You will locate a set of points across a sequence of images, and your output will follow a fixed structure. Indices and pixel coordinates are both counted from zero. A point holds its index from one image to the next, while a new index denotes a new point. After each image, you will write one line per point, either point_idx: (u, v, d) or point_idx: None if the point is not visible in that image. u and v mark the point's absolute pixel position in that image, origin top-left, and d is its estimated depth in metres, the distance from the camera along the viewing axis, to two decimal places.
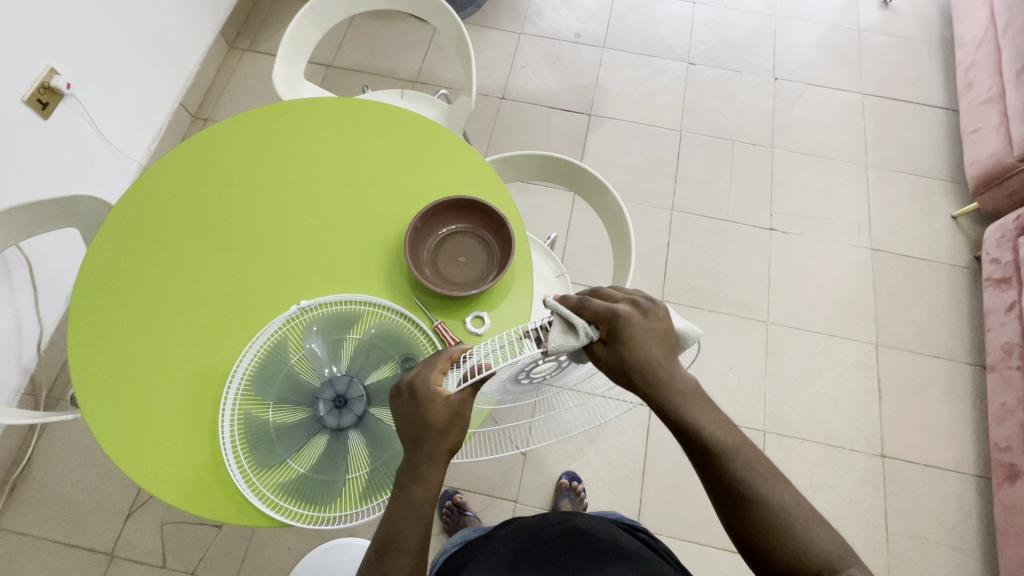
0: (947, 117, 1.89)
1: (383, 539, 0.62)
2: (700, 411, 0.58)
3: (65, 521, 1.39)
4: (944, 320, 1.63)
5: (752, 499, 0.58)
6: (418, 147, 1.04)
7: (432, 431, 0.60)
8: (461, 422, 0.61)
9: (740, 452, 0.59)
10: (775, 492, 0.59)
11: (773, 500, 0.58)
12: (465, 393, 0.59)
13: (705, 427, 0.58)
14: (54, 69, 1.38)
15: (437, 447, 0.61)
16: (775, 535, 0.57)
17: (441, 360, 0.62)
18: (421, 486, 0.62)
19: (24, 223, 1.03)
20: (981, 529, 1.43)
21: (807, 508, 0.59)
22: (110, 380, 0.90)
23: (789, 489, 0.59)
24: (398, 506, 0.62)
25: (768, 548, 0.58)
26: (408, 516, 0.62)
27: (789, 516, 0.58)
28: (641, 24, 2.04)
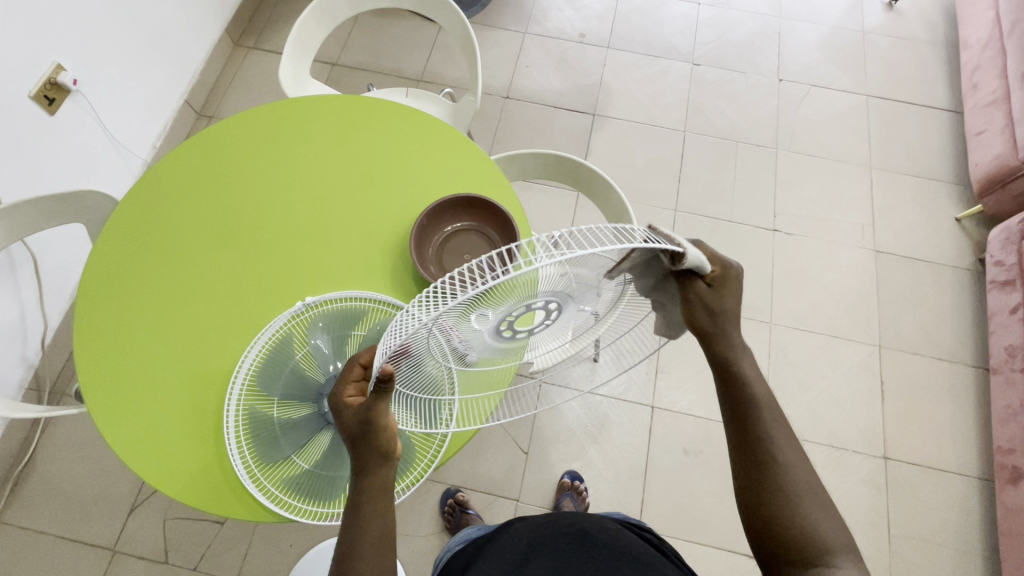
0: (952, 120, 1.89)
1: (345, 545, 0.62)
2: (749, 369, 0.66)
3: (68, 516, 1.39)
4: (947, 322, 1.62)
5: (772, 460, 0.62)
6: (424, 144, 1.04)
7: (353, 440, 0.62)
8: (376, 426, 0.61)
9: (772, 419, 0.64)
10: (801, 468, 0.62)
11: (796, 472, 0.62)
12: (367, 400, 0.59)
13: (750, 381, 0.65)
14: (60, 66, 1.39)
15: (373, 451, 0.62)
16: (783, 500, 0.61)
17: (350, 369, 0.64)
18: (367, 489, 0.63)
19: (30, 218, 1.03)
20: (984, 532, 1.43)
21: (825, 493, 0.62)
22: (114, 375, 0.90)
23: (811, 467, 0.63)
24: (351, 511, 0.63)
25: (774, 510, 0.61)
26: (363, 518, 0.62)
27: (802, 488, 0.61)
28: (645, 24, 2.04)
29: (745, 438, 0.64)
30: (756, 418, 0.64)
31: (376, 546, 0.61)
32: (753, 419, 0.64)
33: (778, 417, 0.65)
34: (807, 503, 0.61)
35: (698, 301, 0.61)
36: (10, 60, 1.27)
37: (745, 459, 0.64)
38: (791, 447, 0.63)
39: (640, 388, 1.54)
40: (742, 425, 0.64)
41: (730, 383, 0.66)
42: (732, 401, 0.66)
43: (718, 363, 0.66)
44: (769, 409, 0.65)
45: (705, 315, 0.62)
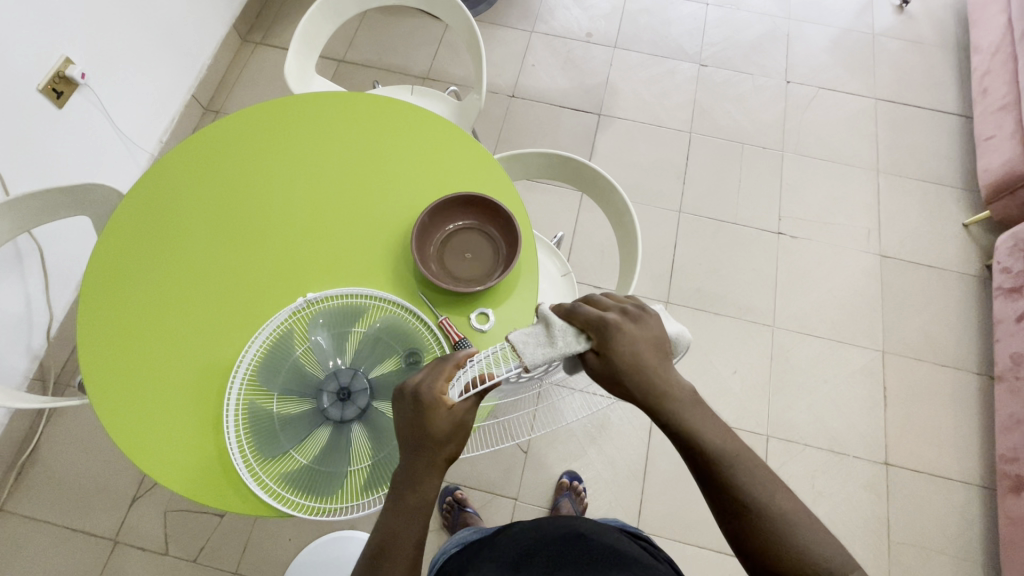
0: (961, 125, 1.87)
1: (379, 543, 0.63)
2: (694, 413, 0.60)
3: (70, 506, 1.41)
4: (952, 329, 1.61)
5: (751, 506, 0.59)
6: (427, 143, 1.04)
7: (436, 439, 0.61)
8: (461, 431, 0.63)
9: (738, 459, 0.60)
10: (778, 499, 0.59)
11: (776, 508, 0.59)
12: (468, 403, 0.61)
13: (700, 426, 0.59)
14: (69, 60, 1.40)
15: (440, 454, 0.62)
16: (782, 541, 0.58)
17: (449, 367, 0.63)
18: (419, 495, 0.62)
19: (34, 210, 1.04)
20: (984, 541, 1.41)
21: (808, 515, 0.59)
22: (116, 368, 0.91)
23: (788, 496, 0.60)
24: (401, 512, 0.63)
25: (776, 561, 0.58)
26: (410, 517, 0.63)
27: (791, 523, 0.58)
28: (653, 25, 2.03)
29: (721, 492, 0.59)
30: (724, 467, 0.59)
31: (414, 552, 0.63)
32: (722, 470, 0.59)
33: (741, 452, 0.60)
34: (804, 537, 0.58)
35: (599, 368, 0.59)
36: (18, 52, 1.28)
37: (726, 509, 0.60)
38: (766, 479, 0.60)
39: None
40: (713, 480, 0.59)
41: (683, 438, 0.60)
42: (694, 456, 0.60)
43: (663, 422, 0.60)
44: (731, 450, 0.60)
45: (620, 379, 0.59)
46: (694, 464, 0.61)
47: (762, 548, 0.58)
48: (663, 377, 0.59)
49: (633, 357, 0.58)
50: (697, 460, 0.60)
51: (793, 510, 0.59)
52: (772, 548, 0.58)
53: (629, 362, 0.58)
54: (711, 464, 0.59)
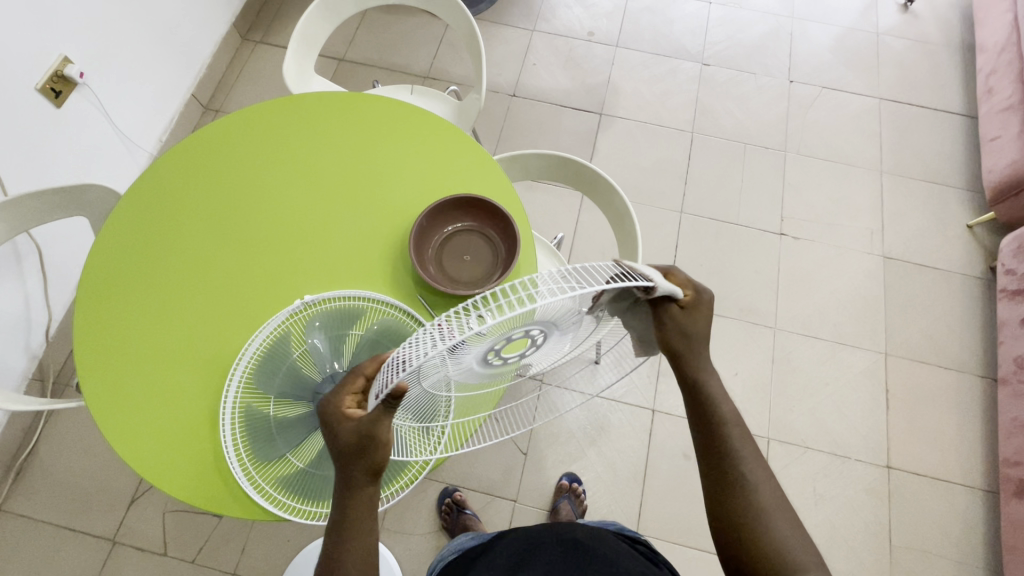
0: (966, 124, 1.86)
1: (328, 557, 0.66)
2: (715, 388, 0.70)
3: (69, 506, 1.41)
4: (955, 331, 1.60)
5: (737, 480, 0.67)
6: (426, 143, 1.03)
7: (349, 454, 0.64)
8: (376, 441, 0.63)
9: (738, 437, 0.69)
10: (763, 485, 0.66)
11: (760, 490, 0.66)
12: (374, 413, 0.61)
13: (716, 397, 0.70)
14: (67, 59, 1.39)
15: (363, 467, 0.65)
16: (748, 516, 0.65)
17: (353, 379, 0.67)
18: (354, 504, 0.66)
19: (32, 212, 1.03)
20: (987, 545, 1.40)
21: (787, 507, 0.66)
22: (112, 369, 0.90)
23: (775, 485, 0.67)
24: (339, 523, 0.66)
25: (745, 531, 0.65)
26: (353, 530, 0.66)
27: (768, 505, 0.65)
28: (655, 24, 2.02)
29: (713, 458, 0.68)
30: (721, 437, 0.69)
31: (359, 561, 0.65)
32: (720, 439, 0.69)
33: (743, 435, 0.69)
34: (771, 520, 0.65)
35: (673, 323, 0.65)
36: (15, 51, 1.27)
37: (711, 474, 0.69)
38: (757, 465, 0.68)
39: (641, 391, 1.53)
40: (709, 445, 0.69)
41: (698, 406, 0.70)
42: (700, 422, 0.70)
43: (688, 384, 0.71)
44: (736, 427, 0.69)
45: (680, 339, 0.66)
46: (698, 430, 0.71)
47: (728, 511, 0.66)
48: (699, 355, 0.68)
49: (695, 328, 0.66)
50: (703, 425, 0.70)
51: (775, 500, 0.66)
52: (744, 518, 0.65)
53: (692, 331, 0.66)
54: (713, 430, 0.69)
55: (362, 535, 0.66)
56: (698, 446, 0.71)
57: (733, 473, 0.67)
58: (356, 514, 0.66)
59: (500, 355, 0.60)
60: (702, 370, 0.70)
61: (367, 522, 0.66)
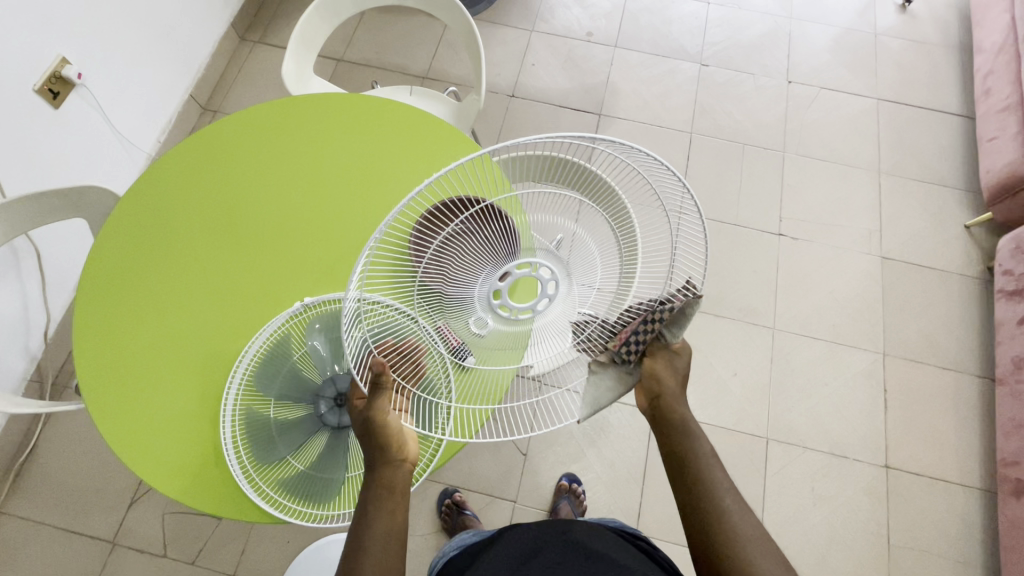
0: (963, 125, 1.86)
1: (352, 545, 0.69)
2: (694, 425, 0.77)
3: (69, 508, 1.40)
4: (953, 331, 1.61)
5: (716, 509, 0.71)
6: (427, 144, 1.03)
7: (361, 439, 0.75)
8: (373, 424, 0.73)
9: (717, 472, 0.74)
10: (742, 518, 0.70)
11: (739, 523, 0.70)
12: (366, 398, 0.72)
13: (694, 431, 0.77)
14: (65, 60, 1.39)
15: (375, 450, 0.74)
16: (727, 542, 0.69)
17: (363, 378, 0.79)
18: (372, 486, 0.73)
19: (30, 214, 1.03)
20: (984, 545, 1.41)
21: (767, 541, 0.69)
22: (113, 370, 0.90)
23: (752, 521, 0.70)
24: (363, 508, 0.72)
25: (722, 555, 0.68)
26: (374, 513, 0.71)
27: (745, 537, 0.69)
28: (653, 24, 2.02)
29: (689, 487, 0.73)
30: (699, 469, 0.74)
31: (382, 539, 0.70)
32: (697, 470, 0.74)
33: (721, 470, 0.74)
34: (751, 549, 0.68)
35: (664, 360, 0.77)
36: (13, 51, 1.27)
37: (687, 501, 0.73)
38: (735, 498, 0.72)
39: None
40: (685, 476, 0.74)
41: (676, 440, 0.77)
42: (677, 454, 0.76)
43: (671, 422, 0.78)
44: (713, 463, 0.75)
45: (668, 377, 0.77)
46: (674, 463, 0.77)
47: (707, 536, 0.70)
48: (679, 397, 0.77)
49: (678, 371, 0.78)
50: (680, 457, 0.76)
51: (753, 531, 0.70)
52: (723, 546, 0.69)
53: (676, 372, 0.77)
54: (690, 462, 0.75)
55: (384, 515, 0.71)
56: (674, 478, 0.76)
57: (709, 502, 0.71)
58: (374, 497, 0.72)
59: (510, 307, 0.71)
60: (681, 408, 0.77)
61: (386, 505, 0.72)
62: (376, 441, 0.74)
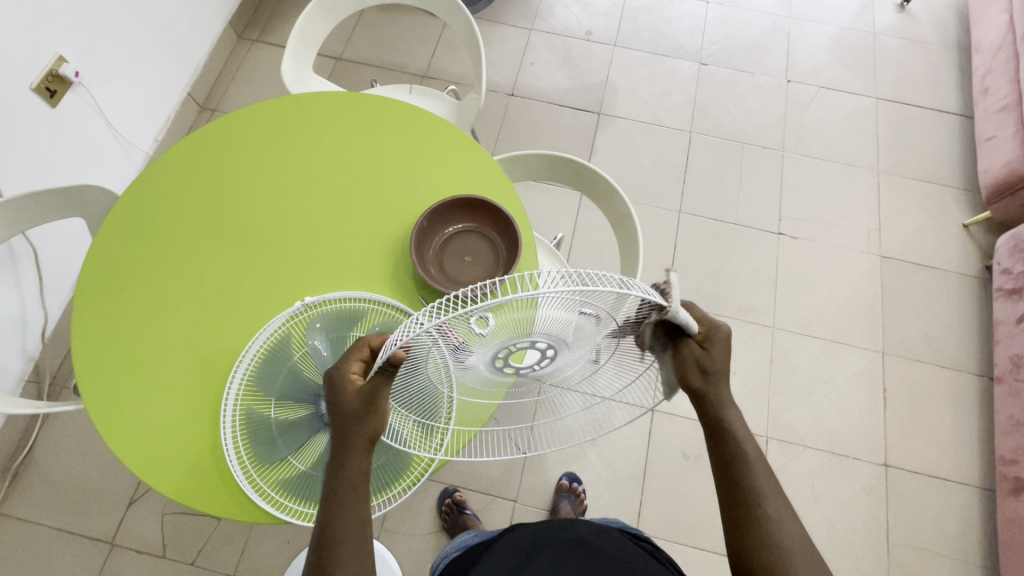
0: (962, 124, 1.87)
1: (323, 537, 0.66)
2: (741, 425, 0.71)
3: (67, 509, 1.40)
4: (951, 330, 1.61)
5: (761, 520, 0.68)
6: (427, 144, 1.03)
7: (351, 419, 0.66)
8: (374, 406, 0.65)
9: (762, 477, 0.70)
10: (789, 528, 0.67)
11: (785, 533, 0.67)
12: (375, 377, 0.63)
13: (738, 433, 0.71)
14: (62, 58, 1.38)
15: (360, 435, 0.67)
16: (770, 553, 0.66)
17: (358, 349, 0.69)
18: (348, 474, 0.67)
19: (27, 213, 1.02)
20: (983, 542, 1.42)
21: (811, 548, 0.67)
22: (111, 371, 0.90)
23: (797, 529, 0.67)
24: (334, 495, 0.67)
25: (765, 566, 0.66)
26: (346, 505, 0.67)
27: (789, 548, 0.66)
28: (652, 23, 2.02)
29: (733, 492, 0.70)
30: (744, 473, 0.70)
31: (355, 529, 0.66)
32: (742, 474, 0.70)
33: (766, 473, 0.70)
34: (795, 561, 0.66)
35: (692, 359, 0.68)
36: (11, 50, 1.26)
37: (730, 505, 0.70)
38: (781, 505, 0.69)
39: None
40: (730, 482, 0.71)
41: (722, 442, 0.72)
42: (723, 455, 0.72)
43: (710, 422, 0.72)
44: (757, 465, 0.71)
45: (697, 376, 0.69)
46: (721, 464, 0.72)
47: (751, 545, 0.67)
48: (722, 392, 0.70)
49: (711, 365, 0.68)
50: (725, 460, 0.71)
51: (798, 540, 0.67)
52: (767, 557, 0.66)
53: (708, 368, 0.68)
54: (736, 466, 0.71)
55: (356, 505, 0.67)
56: (718, 478, 0.73)
57: (755, 511, 0.68)
58: (348, 488, 0.67)
59: (506, 363, 0.67)
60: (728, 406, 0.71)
61: (358, 497, 0.67)
62: (365, 427, 0.67)
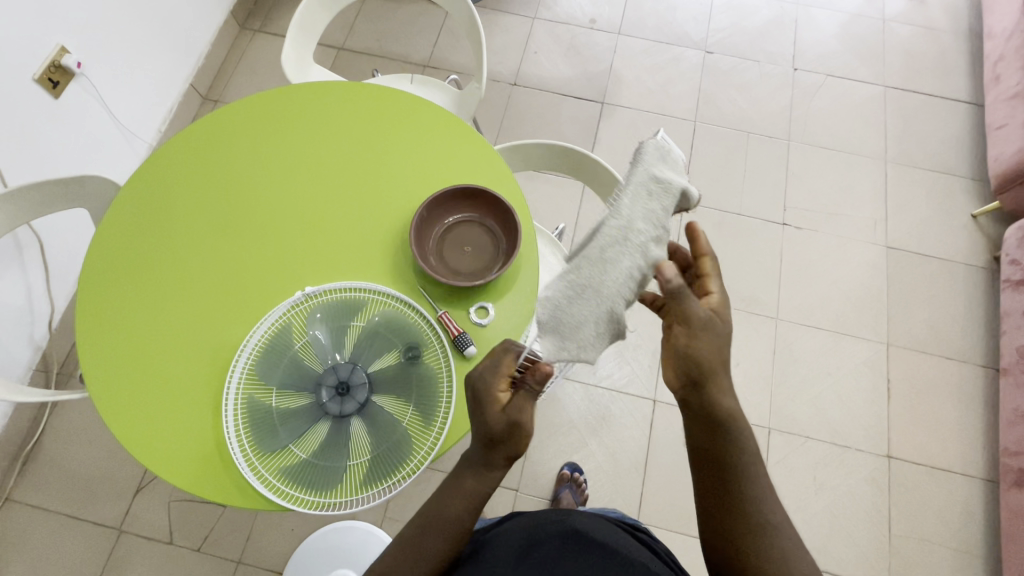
0: (972, 112, 1.84)
1: (426, 513, 0.71)
2: (740, 418, 0.69)
3: (75, 496, 1.42)
4: (958, 321, 1.59)
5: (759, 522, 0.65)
6: (427, 134, 1.02)
7: (491, 433, 0.67)
8: (518, 431, 0.67)
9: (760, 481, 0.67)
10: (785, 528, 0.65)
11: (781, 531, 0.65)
12: (523, 404, 0.66)
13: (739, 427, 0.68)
14: (64, 48, 1.38)
15: (503, 449, 0.69)
16: (765, 556, 0.63)
17: (507, 363, 0.68)
18: (479, 477, 0.70)
19: (33, 204, 1.03)
20: (986, 533, 1.41)
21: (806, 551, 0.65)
22: (118, 361, 0.91)
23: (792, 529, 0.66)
24: (454, 484, 0.71)
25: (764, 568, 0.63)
26: (461, 493, 0.70)
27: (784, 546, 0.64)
28: (657, 10, 1.99)
29: (727, 492, 0.67)
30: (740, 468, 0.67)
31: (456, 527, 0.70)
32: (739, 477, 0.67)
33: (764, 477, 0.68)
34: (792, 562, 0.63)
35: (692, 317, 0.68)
36: (13, 42, 1.26)
37: (724, 507, 0.67)
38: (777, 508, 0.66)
39: (643, 381, 1.54)
40: (727, 483, 0.67)
41: (722, 436, 0.68)
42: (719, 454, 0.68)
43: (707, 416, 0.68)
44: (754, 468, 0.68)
45: (706, 347, 0.68)
46: (718, 465, 0.68)
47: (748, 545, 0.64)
48: (721, 379, 0.68)
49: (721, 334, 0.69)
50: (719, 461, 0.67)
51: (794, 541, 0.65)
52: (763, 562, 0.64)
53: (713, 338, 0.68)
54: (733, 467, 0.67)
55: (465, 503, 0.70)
56: (708, 478, 0.68)
57: (751, 512, 0.65)
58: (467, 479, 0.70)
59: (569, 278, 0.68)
60: (727, 394, 0.68)
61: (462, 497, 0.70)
62: (507, 443, 0.68)
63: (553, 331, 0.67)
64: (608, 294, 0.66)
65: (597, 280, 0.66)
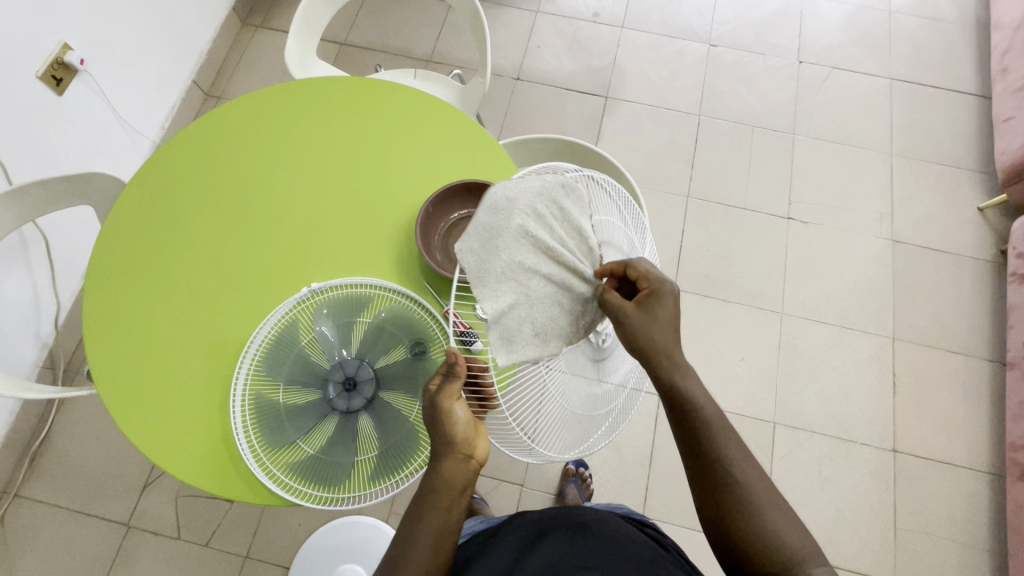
0: (979, 105, 1.83)
1: (399, 540, 0.65)
2: (694, 388, 0.67)
3: (84, 492, 1.43)
4: (964, 315, 1.59)
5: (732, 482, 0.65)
6: (431, 129, 1.02)
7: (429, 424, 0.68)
8: (441, 412, 0.67)
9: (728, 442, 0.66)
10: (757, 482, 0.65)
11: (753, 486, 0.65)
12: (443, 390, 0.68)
13: (698, 404, 0.66)
14: (67, 45, 1.38)
15: (442, 437, 0.66)
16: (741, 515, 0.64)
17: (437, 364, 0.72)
18: (433, 476, 0.65)
19: (39, 201, 1.03)
20: (992, 527, 1.41)
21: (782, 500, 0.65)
22: (125, 355, 0.91)
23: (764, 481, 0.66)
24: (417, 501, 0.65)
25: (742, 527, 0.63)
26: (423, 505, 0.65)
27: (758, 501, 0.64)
28: (661, 2, 1.98)
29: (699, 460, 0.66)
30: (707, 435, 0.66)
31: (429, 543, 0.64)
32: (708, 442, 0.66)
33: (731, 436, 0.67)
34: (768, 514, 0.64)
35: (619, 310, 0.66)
36: (16, 39, 1.26)
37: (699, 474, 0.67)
38: (748, 463, 0.66)
39: None
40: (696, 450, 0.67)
41: (682, 415, 0.67)
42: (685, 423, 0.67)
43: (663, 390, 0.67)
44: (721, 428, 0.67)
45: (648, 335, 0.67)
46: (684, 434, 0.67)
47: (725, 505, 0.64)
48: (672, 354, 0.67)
49: (660, 320, 0.67)
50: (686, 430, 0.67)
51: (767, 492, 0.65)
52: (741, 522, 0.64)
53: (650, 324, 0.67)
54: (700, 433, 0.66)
55: (429, 512, 0.64)
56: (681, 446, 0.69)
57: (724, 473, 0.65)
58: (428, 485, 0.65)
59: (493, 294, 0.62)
60: (672, 367, 0.66)
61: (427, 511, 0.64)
62: (441, 430, 0.67)
63: (494, 339, 0.62)
64: (541, 297, 0.64)
65: (527, 286, 0.63)
